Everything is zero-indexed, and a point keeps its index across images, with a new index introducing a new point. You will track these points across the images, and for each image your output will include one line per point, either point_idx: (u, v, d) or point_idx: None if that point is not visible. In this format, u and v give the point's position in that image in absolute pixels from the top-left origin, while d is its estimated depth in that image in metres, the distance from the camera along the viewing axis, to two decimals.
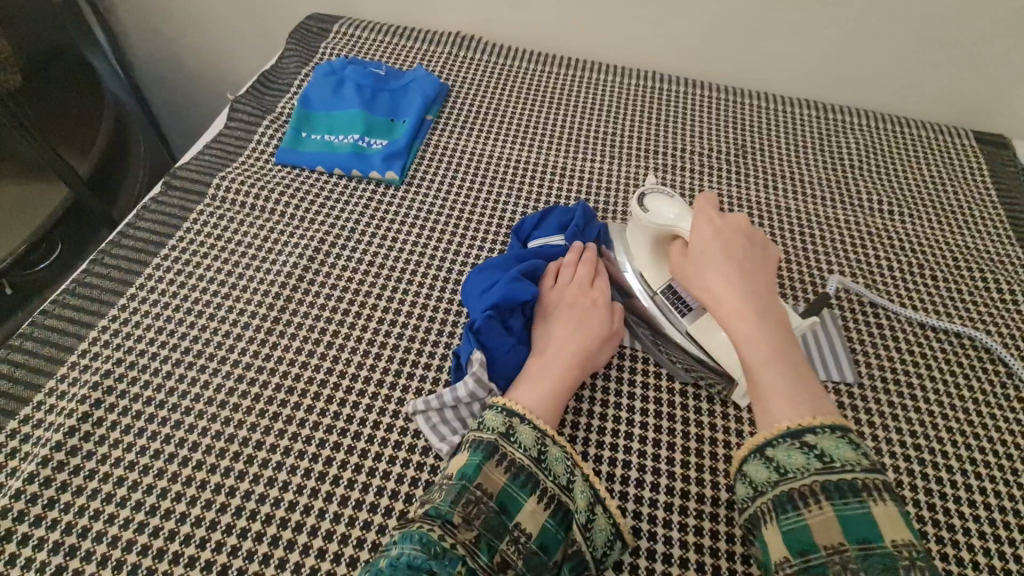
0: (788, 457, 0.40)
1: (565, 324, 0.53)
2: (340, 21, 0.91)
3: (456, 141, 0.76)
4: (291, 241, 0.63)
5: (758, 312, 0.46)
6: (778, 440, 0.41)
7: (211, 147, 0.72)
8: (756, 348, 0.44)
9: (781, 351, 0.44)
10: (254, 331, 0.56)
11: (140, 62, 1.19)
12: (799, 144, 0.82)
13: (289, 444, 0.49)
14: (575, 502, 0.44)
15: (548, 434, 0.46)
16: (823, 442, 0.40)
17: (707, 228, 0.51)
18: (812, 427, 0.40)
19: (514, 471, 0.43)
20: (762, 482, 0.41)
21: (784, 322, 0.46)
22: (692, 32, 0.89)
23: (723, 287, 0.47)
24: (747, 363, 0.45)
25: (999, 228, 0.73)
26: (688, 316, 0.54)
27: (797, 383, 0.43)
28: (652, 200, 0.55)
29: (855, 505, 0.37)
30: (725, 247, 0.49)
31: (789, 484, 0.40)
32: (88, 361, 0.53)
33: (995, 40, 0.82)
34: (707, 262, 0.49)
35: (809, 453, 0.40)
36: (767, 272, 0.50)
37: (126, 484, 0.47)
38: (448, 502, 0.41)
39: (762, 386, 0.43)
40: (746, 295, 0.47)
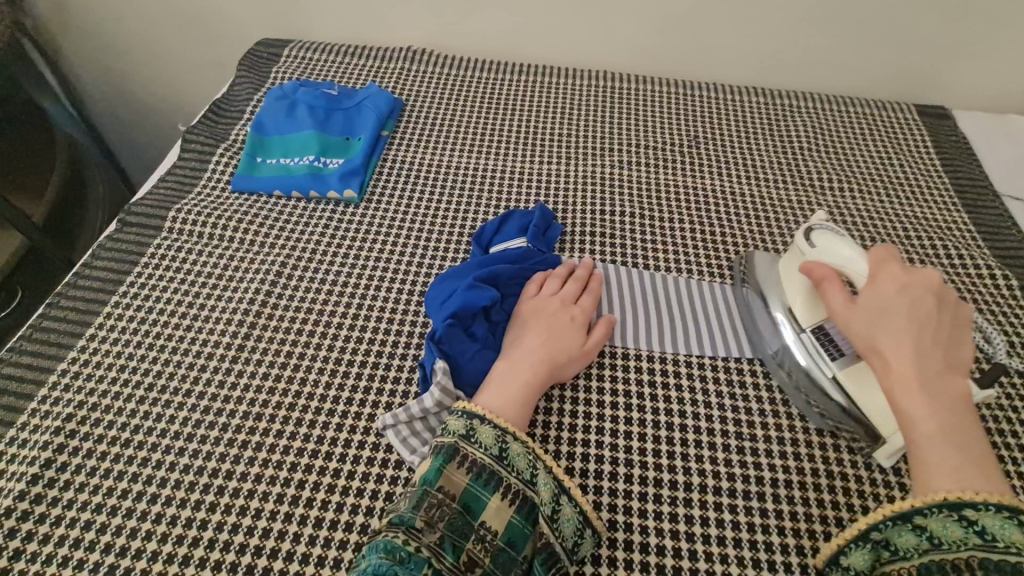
0: (943, 527, 0.40)
1: (534, 335, 0.54)
2: (290, 45, 0.91)
3: (414, 154, 0.76)
4: (251, 267, 0.63)
5: (931, 382, 0.45)
6: (932, 509, 0.41)
7: (165, 180, 0.71)
8: (925, 419, 0.44)
9: (952, 427, 0.43)
10: (218, 361, 0.55)
11: (93, 99, 1.18)
12: (750, 131, 0.84)
13: (259, 471, 0.49)
14: (540, 495, 0.44)
15: (509, 431, 0.46)
16: (987, 519, 0.39)
17: (891, 287, 0.49)
18: (973, 502, 0.40)
19: (476, 470, 0.44)
20: (908, 548, 0.42)
21: (962, 399, 0.45)
22: (638, 30, 0.91)
23: (896, 351, 0.46)
24: (909, 430, 0.44)
25: (945, 197, 0.76)
26: (838, 359, 0.52)
27: (965, 460, 0.42)
28: (821, 236, 0.55)
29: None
30: (905, 310, 0.48)
31: (943, 554, 0.40)
32: (49, 407, 0.52)
33: (923, 17, 0.85)
34: (876, 320, 0.48)
35: (968, 528, 0.40)
36: (953, 344, 0.48)
37: (94, 527, 0.46)
38: (411, 508, 0.42)
39: (924, 458, 0.43)
40: (920, 362, 0.46)
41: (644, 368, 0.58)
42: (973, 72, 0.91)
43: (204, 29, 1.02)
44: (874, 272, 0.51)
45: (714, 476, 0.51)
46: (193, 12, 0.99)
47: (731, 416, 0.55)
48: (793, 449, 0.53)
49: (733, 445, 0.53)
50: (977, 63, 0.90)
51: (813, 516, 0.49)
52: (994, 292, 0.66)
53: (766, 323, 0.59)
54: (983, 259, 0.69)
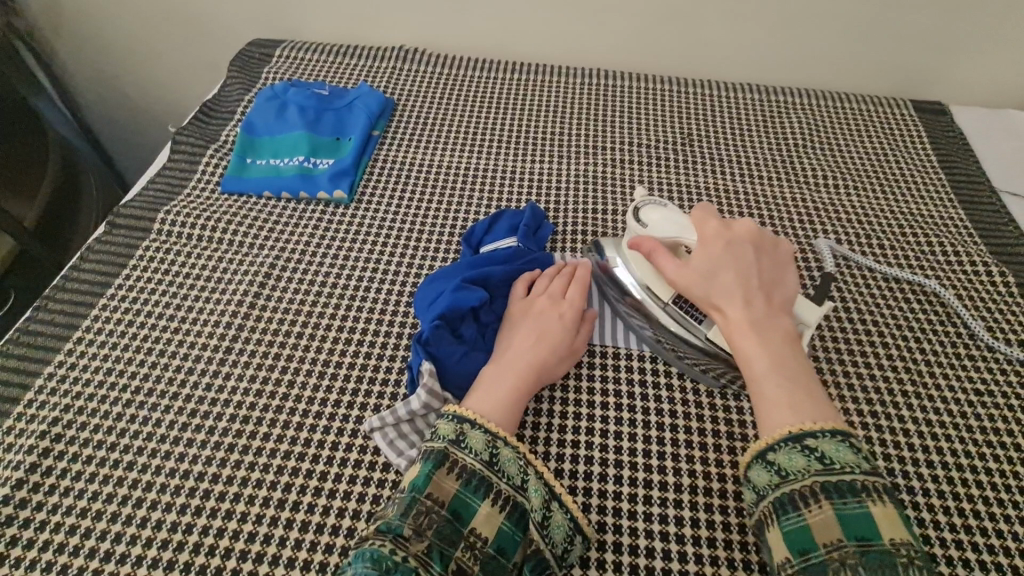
0: (789, 460, 0.43)
1: (523, 337, 0.53)
2: (282, 45, 0.90)
3: (405, 154, 0.76)
4: (239, 268, 0.62)
5: (760, 326, 0.49)
6: (780, 444, 0.43)
7: (155, 182, 0.71)
8: (759, 358, 0.47)
9: (786, 363, 0.47)
10: (206, 364, 0.55)
11: (86, 100, 1.18)
12: (743, 128, 0.83)
13: (246, 474, 0.48)
14: (530, 501, 0.44)
15: (500, 435, 0.46)
16: (824, 446, 0.42)
17: (713, 240, 0.52)
18: (813, 431, 0.43)
19: (466, 476, 0.43)
20: (763, 486, 0.43)
21: (788, 335, 0.49)
22: (631, 26, 0.90)
23: (728, 296, 0.50)
24: (750, 373, 0.47)
25: (941, 194, 0.75)
26: (704, 322, 0.54)
27: (799, 393, 0.45)
28: (647, 214, 0.57)
29: (854, 505, 0.40)
30: (728, 262, 0.51)
31: (791, 485, 0.42)
32: (35, 410, 0.52)
33: (919, 13, 0.84)
34: (709, 277, 0.51)
35: (810, 456, 0.42)
36: (776, 286, 0.52)
37: (79, 532, 0.45)
38: (399, 515, 0.41)
39: (763, 396, 0.46)
40: (749, 307, 0.49)
41: (635, 368, 0.57)
42: (970, 67, 0.90)
43: (197, 29, 1.01)
44: (696, 230, 0.54)
45: (704, 477, 0.51)
46: (186, 12, 0.99)
47: (723, 417, 0.54)
48: None
49: (727, 445, 0.52)
50: (975, 58, 0.89)
51: None
52: (990, 289, 0.65)
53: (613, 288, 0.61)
54: (979, 256, 0.68)
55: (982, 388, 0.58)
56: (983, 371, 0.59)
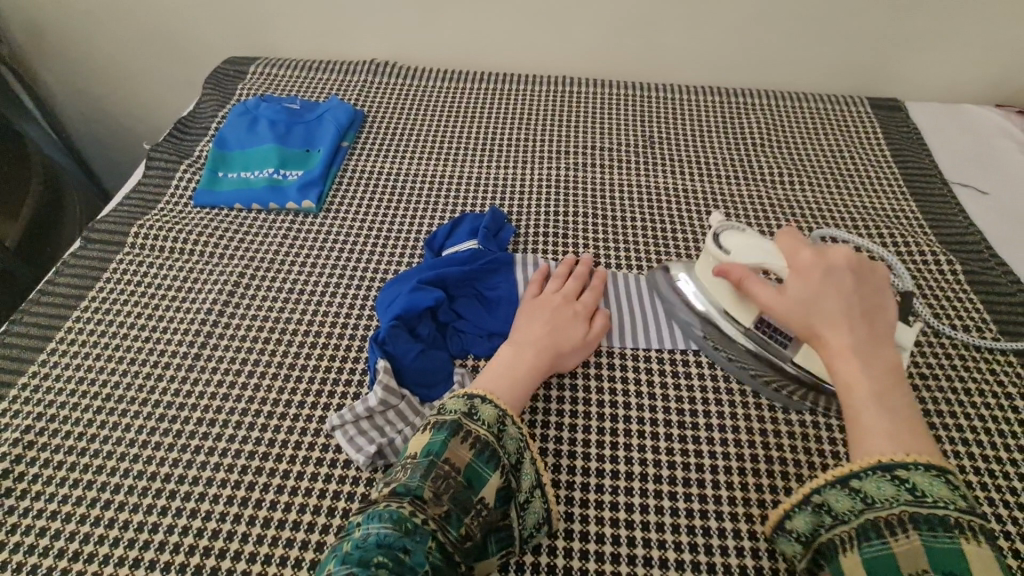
0: (878, 488, 0.42)
1: (538, 328, 0.55)
2: (256, 62, 0.93)
3: (374, 163, 0.78)
4: (210, 278, 0.64)
5: (863, 355, 0.46)
6: (869, 472, 0.42)
7: (130, 197, 0.73)
8: (860, 390, 0.45)
9: (888, 393, 0.45)
10: (174, 370, 0.57)
11: (70, 120, 1.20)
12: (704, 129, 0.85)
13: (211, 474, 0.50)
14: (521, 482, 0.46)
15: (508, 413, 0.48)
16: (916, 477, 0.41)
17: (812, 268, 0.50)
18: (906, 463, 0.42)
19: (479, 446, 0.45)
20: (845, 511, 0.42)
21: (892, 363, 0.47)
22: (593, 34, 0.93)
23: (828, 324, 0.48)
24: (848, 402, 0.46)
25: (894, 187, 0.78)
26: (791, 346, 0.53)
27: (899, 425, 0.44)
28: (728, 240, 0.56)
29: (945, 540, 0.38)
30: (831, 288, 0.49)
31: (877, 512, 0.41)
32: (9, 419, 0.54)
33: (869, 14, 0.87)
34: (808, 305, 0.48)
35: (900, 486, 0.41)
36: (877, 311, 0.49)
37: (48, 534, 0.47)
38: (419, 478, 0.43)
39: (861, 426, 0.44)
40: (850, 336, 0.47)
41: (591, 362, 0.59)
42: (923, 63, 0.93)
43: (176, 49, 1.04)
44: (790, 255, 0.52)
45: (655, 465, 0.52)
46: (164, 33, 1.02)
47: (674, 407, 0.56)
48: (734, 434, 0.55)
49: (678, 434, 0.54)
50: (928, 54, 0.92)
51: (751, 500, 0.51)
52: (938, 277, 0.67)
53: (686, 308, 0.61)
54: (928, 245, 0.70)
55: (930, 372, 0.59)
56: (929, 355, 0.61)
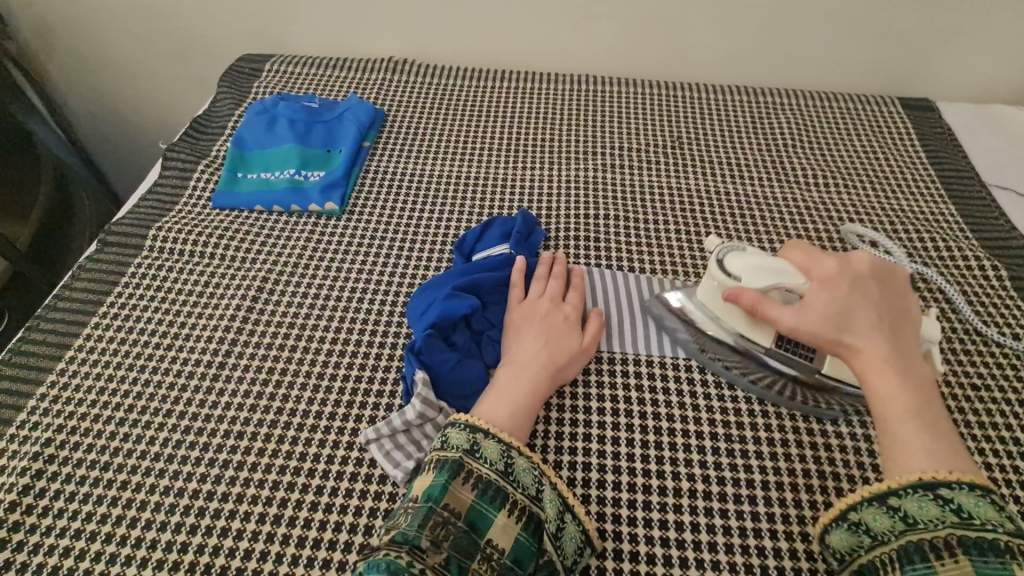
0: (920, 507, 0.40)
1: (534, 339, 0.53)
2: (272, 59, 0.91)
3: (396, 164, 0.76)
4: (232, 283, 0.62)
5: (894, 365, 0.45)
6: (908, 491, 0.41)
7: (147, 198, 0.71)
8: (894, 403, 0.44)
9: (920, 406, 0.43)
10: (198, 379, 0.55)
11: (78, 118, 1.18)
12: (733, 130, 0.83)
13: (241, 490, 0.48)
14: (545, 511, 0.44)
15: (513, 445, 0.46)
16: (962, 498, 0.39)
17: (835, 277, 0.48)
18: (947, 481, 0.40)
19: (481, 486, 0.43)
20: (886, 531, 0.41)
21: (920, 373, 0.45)
22: (617, 31, 0.91)
23: (856, 334, 0.46)
24: (882, 416, 0.44)
25: (933, 190, 0.76)
26: (816, 358, 0.51)
27: (936, 438, 0.42)
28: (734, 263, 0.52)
29: (996, 565, 0.37)
30: (857, 298, 0.47)
31: (919, 533, 0.40)
32: (29, 431, 0.51)
33: (903, 12, 0.85)
34: (835, 316, 0.47)
35: (945, 507, 0.39)
36: (901, 319, 0.48)
37: (72, 554, 0.45)
38: (416, 526, 0.41)
39: (899, 441, 0.43)
40: (878, 347, 0.46)
41: (630, 371, 0.57)
42: (955, 62, 0.91)
43: (188, 46, 1.02)
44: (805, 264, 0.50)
45: (702, 480, 0.50)
46: (176, 30, 0.99)
47: (718, 420, 0.54)
48: (782, 448, 0.52)
49: (724, 447, 0.52)
50: (961, 54, 0.89)
51: (804, 518, 0.49)
52: (983, 284, 0.65)
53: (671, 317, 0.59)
54: (971, 250, 0.68)
55: (978, 383, 0.57)
56: (977, 365, 0.59)
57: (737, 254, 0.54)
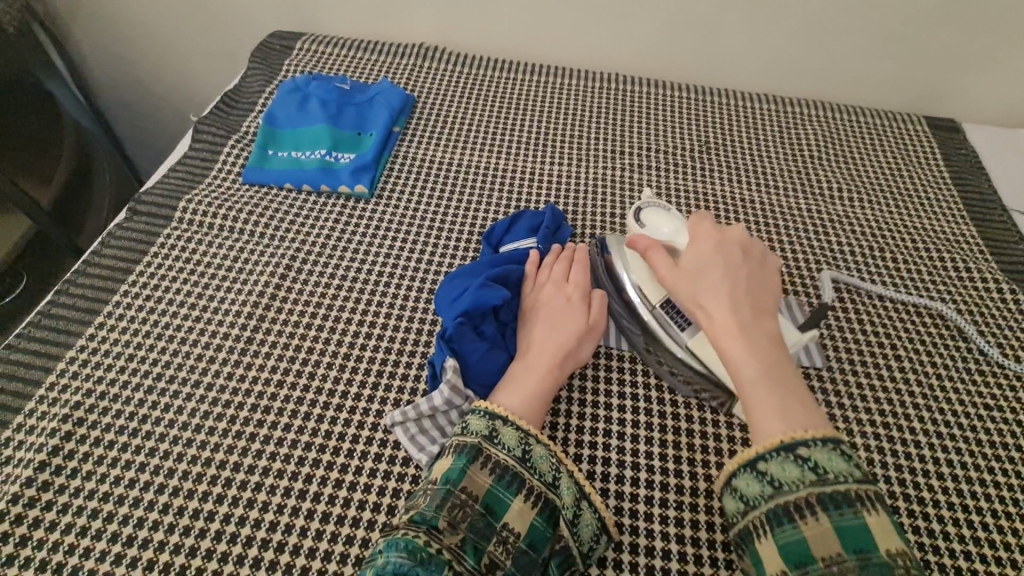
0: (781, 470, 0.42)
1: (544, 326, 0.54)
2: (303, 37, 0.91)
3: (426, 151, 0.76)
4: (261, 259, 0.63)
5: (750, 332, 0.48)
6: (772, 454, 0.42)
7: (176, 169, 0.71)
8: (750, 370, 0.46)
9: (776, 370, 0.46)
10: (227, 352, 0.55)
11: (100, 84, 1.18)
12: (760, 138, 0.84)
13: (267, 464, 0.49)
14: (562, 499, 0.45)
15: (531, 433, 0.47)
16: (817, 455, 0.41)
17: (706, 247, 0.52)
18: (804, 440, 0.42)
19: (499, 472, 0.44)
20: (755, 495, 0.42)
21: (775, 338, 0.48)
22: (652, 31, 0.91)
23: (715, 303, 0.49)
24: (741, 384, 0.46)
25: (954, 211, 0.76)
26: (688, 329, 0.53)
27: (791, 401, 0.44)
28: (650, 216, 0.59)
29: (850, 516, 0.39)
30: (717, 270, 0.50)
31: (783, 496, 0.41)
32: (57, 394, 0.52)
33: (937, 31, 0.85)
34: (696, 285, 0.50)
35: (804, 466, 0.41)
36: (760, 294, 0.51)
37: (100, 516, 0.46)
38: (434, 507, 0.42)
39: (756, 407, 0.45)
40: (735, 315, 0.48)
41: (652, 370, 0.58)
42: (984, 85, 0.91)
43: (218, 19, 1.01)
44: (692, 234, 0.54)
45: None
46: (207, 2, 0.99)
47: (736, 423, 0.55)
48: None
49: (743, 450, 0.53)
50: (991, 76, 0.90)
51: None
52: (1000, 307, 0.66)
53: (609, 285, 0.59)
54: (990, 273, 0.69)
55: (991, 404, 0.58)
56: (991, 386, 0.60)
57: (657, 211, 0.60)
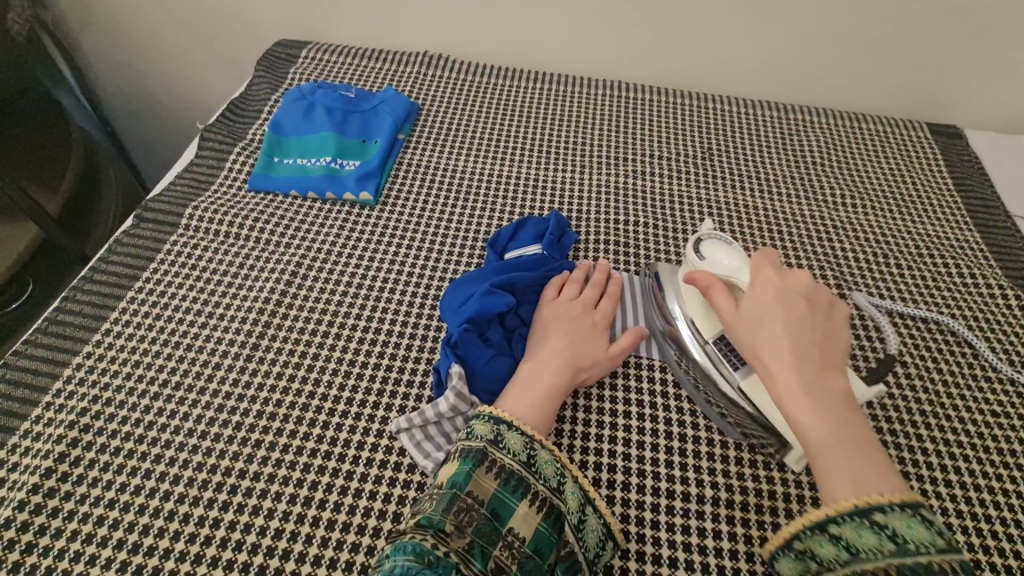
0: (858, 535, 0.40)
1: (559, 338, 0.54)
2: (308, 46, 0.91)
3: (430, 158, 0.76)
4: (267, 266, 0.63)
5: (815, 389, 0.45)
6: (845, 518, 0.41)
7: (183, 177, 0.71)
8: (819, 432, 0.43)
9: (845, 432, 0.43)
10: (233, 359, 0.56)
11: (107, 93, 1.19)
12: (764, 145, 0.84)
13: (273, 471, 0.49)
14: (567, 503, 0.45)
15: (536, 438, 0.47)
16: (894, 522, 0.39)
17: (766, 294, 0.49)
18: (881, 505, 0.40)
19: (504, 476, 0.44)
20: (830, 560, 0.40)
21: (843, 395, 0.46)
22: (654, 39, 0.91)
23: (780, 355, 0.46)
24: (807, 444, 0.44)
25: (958, 217, 0.76)
26: (741, 369, 0.51)
27: (862, 464, 0.42)
28: (709, 247, 0.55)
29: None
30: (781, 316, 0.48)
31: (861, 564, 0.39)
32: (64, 401, 0.52)
33: (938, 38, 0.85)
34: (756, 331, 0.48)
35: (881, 533, 0.39)
36: (828, 344, 0.48)
37: (107, 523, 0.46)
38: (441, 511, 0.42)
39: (825, 469, 0.42)
40: (798, 367, 0.46)
41: (657, 377, 0.58)
42: (986, 91, 0.91)
43: (224, 28, 1.02)
44: (751, 277, 0.51)
45: (725, 489, 0.51)
46: (214, 11, 1.00)
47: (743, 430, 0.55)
48: None
49: (749, 457, 0.53)
50: (992, 83, 0.90)
51: None
52: (1005, 312, 0.66)
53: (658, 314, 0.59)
54: (994, 279, 0.69)
55: (997, 411, 0.58)
56: (997, 391, 0.59)
57: (720, 245, 0.55)
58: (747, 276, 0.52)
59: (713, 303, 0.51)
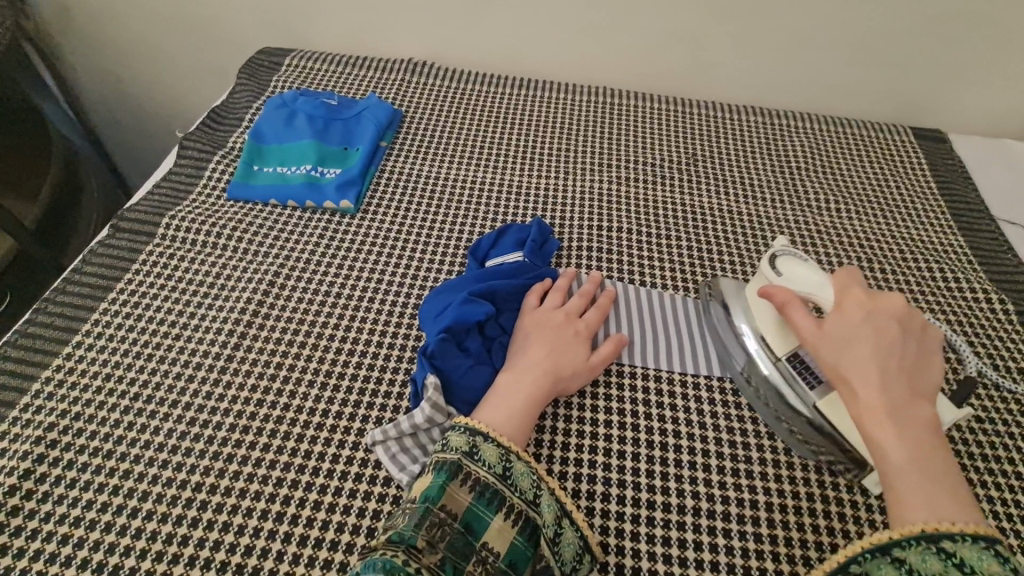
0: (922, 560, 0.39)
1: (539, 346, 0.54)
2: (292, 54, 0.91)
3: (413, 165, 0.76)
4: (243, 276, 0.62)
5: (896, 410, 0.44)
6: (910, 543, 0.40)
7: (161, 185, 0.71)
8: (896, 452, 0.43)
9: (924, 458, 0.43)
10: (207, 371, 0.55)
11: (91, 102, 1.18)
12: (749, 150, 0.84)
13: (245, 485, 0.48)
14: (543, 516, 0.44)
15: (514, 450, 0.46)
16: (964, 550, 0.38)
17: (856, 315, 0.48)
18: (951, 533, 0.39)
19: (478, 489, 0.43)
20: None
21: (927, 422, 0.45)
22: (639, 45, 0.91)
23: (863, 374, 0.46)
24: (881, 462, 0.43)
25: (942, 221, 0.76)
26: (817, 389, 0.50)
27: (938, 492, 0.41)
28: (784, 263, 0.54)
29: None
30: (869, 337, 0.47)
31: None
32: (31, 415, 0.51)
33: (919, 43, 0.86)
34: (841, 348, 0.47)
35: (948, 560, 0.38)
36: (917, 371, 0.47)
37: (71, 541, 0.44)
38: (413, 526, 0.41)
39: (899, 488, 0.42)
40: (883, 389, 0.45)
41: (639, 386, 0.57)
42: (969, 96, 0.92)
43: (209, 36, 1.02)
44: (838, 295, 0.50)
45: (707, 499, 0.50)
46: (198, 19, 0.99)
47: (726, 437, 0.54)
48: (788, 471, 0.52)
49: (729, 466, 0.52)
50: (974, 88, 0.91)
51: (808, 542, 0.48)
52: (989, 316, 0.66)
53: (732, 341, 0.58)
54: (978, 283, 0.69)
55: (984, 417, 0.57)
56: (981, 397, 0.59)
57: (793, 259, 0.55)
58: (829, 293, 0.51)
59: (789, 319, 0.51)
